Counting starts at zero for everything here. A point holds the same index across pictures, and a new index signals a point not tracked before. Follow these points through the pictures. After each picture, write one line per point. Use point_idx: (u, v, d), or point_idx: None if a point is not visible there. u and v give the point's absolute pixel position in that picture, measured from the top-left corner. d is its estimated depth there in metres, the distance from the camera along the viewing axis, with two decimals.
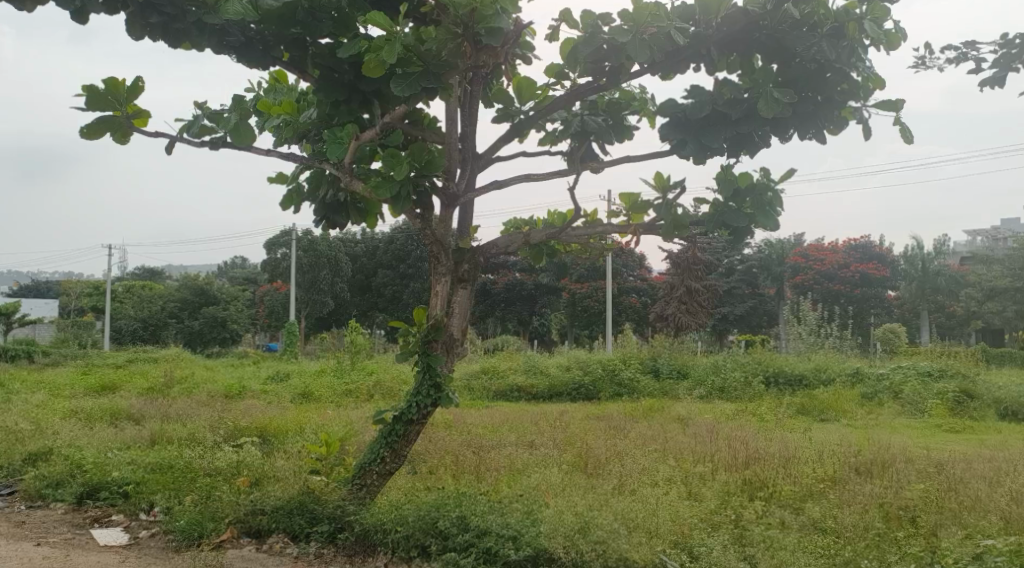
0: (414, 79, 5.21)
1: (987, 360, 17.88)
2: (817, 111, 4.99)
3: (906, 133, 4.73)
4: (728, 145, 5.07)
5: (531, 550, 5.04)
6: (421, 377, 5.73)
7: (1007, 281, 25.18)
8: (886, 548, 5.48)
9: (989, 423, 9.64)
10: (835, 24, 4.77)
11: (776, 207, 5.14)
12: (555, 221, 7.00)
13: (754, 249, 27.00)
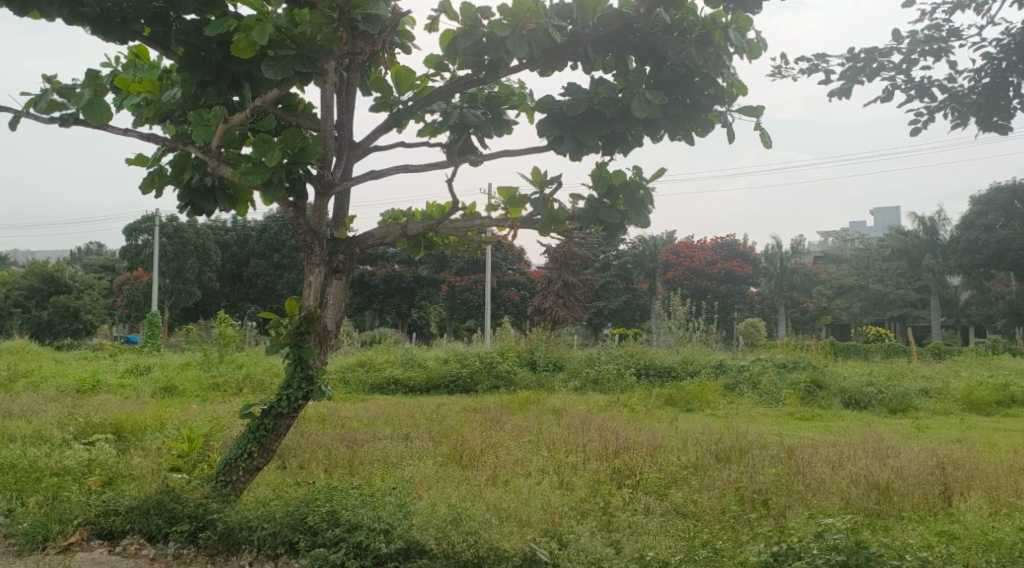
0: (287, 63, 4.89)
1: (836, 353, 19.40)
2: (688, 115, 5.03)
3: (767, 139, 4.96)
4: (604, 144, 5.07)
5: (402, 543, 4.80)
6: (292, 370, 5.41)
7: (853, 282, 30.09)
8: (741, 530, 5.23)
9: (834, 410, 10.42)
10: (702, 32, 4.90)
11: (647, 204, 5.21)
12: (434, 212, 6.37)
13: (629, 245, 27.70)
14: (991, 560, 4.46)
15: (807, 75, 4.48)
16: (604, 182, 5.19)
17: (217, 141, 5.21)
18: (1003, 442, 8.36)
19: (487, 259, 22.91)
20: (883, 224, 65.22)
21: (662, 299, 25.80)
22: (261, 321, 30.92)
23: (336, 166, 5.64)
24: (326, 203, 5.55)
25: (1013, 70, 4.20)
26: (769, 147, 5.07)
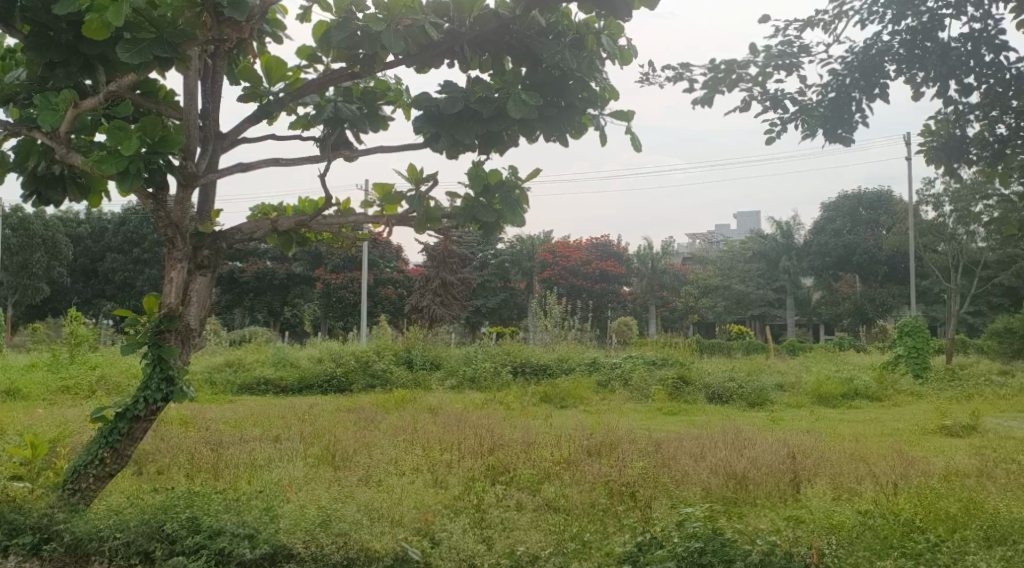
0: (145, 46, 4.22)
1: (700, 350, 20.28)
2: (564, 119, 4.60)
3: (638, 145, 4.58)
4: (479, 145, 4.60)
5: (268, 547, 4.49)
6: (150, 370, 4.65)
7: (717, 280, 30.51)
8: (609, 521, 5.20)
9: (698, 404, 10.87)
10: (575, 35, 4.48)
11: (522, 205, 4.62)
12: (306, 208, 5.32)
13: (506, 244, 28.22)
14: (832, 542, 4.35)
15: (671, 84, 4.34)
16: (479, 183, 4.56)
17: (67, 127, 4.59)
18: (846, 432, 8.84)
19: (365, 251, 22.50)
20: (742, 228, 68.65)
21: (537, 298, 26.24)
22: (116, 319, 29.38)
23: (199, 157, 4.81)
24: (190, 196, 4.74)
25: (856, 86, 4.27)
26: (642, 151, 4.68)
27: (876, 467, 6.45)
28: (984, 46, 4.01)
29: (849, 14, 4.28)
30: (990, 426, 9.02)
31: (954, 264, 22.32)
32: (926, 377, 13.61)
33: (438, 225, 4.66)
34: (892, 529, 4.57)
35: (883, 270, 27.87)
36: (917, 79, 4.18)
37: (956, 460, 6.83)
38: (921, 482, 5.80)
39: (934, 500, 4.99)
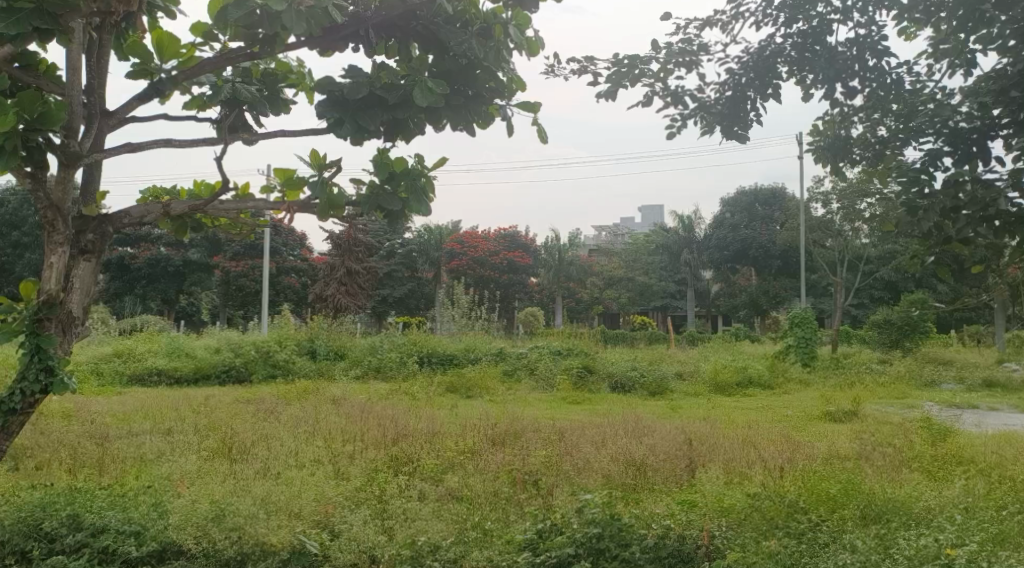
0: (23, 17, 3.99)
1: (605, 340, 20.63)
2: (469, 109, 4.13)
3: (545, 137, 4.03)
4: (386, 132, 4.08)
5: (156, 545, 4.33)
6: (27, 360, 4.40)
7: (622, 272, 30.94)
8: (510, 509, 5.20)
9: (602, 393, 11.02)
10: (482, 24, 4.07)
11: (427, 192, 4.03)
12: (201, 193, 4.95)
13: (413, 233, 27.71)
14: (722, 524, 4.45)
15: (575, 77, 4.31)
16: (386, 171, 3.99)
17: None
18: (740, 419, 9.10)
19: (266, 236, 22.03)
20: (646, 220, 69.94)
21: (442, 288, 26.17)
22: None
23: (83, 136, 4.56)
24: (72, 176, 4.46)
25: (751, 85, 4.35)
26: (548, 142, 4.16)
27: (766, 452, 6.63)
28: (867, 51, 4.10)
29: (745, 15, 4.34)
30: (871, 411, 9.44)
31: (841, 258, 23.21)
32: (813, 366, 14.14)
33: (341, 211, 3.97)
34: (778, 510, 4.69)
35: (777, 261, 28.36)
36: (808, 81, 4.28)
37: (838, 443, 7.09)
38: (807, 465, 6.00)
39: (818, 482, 5.15)
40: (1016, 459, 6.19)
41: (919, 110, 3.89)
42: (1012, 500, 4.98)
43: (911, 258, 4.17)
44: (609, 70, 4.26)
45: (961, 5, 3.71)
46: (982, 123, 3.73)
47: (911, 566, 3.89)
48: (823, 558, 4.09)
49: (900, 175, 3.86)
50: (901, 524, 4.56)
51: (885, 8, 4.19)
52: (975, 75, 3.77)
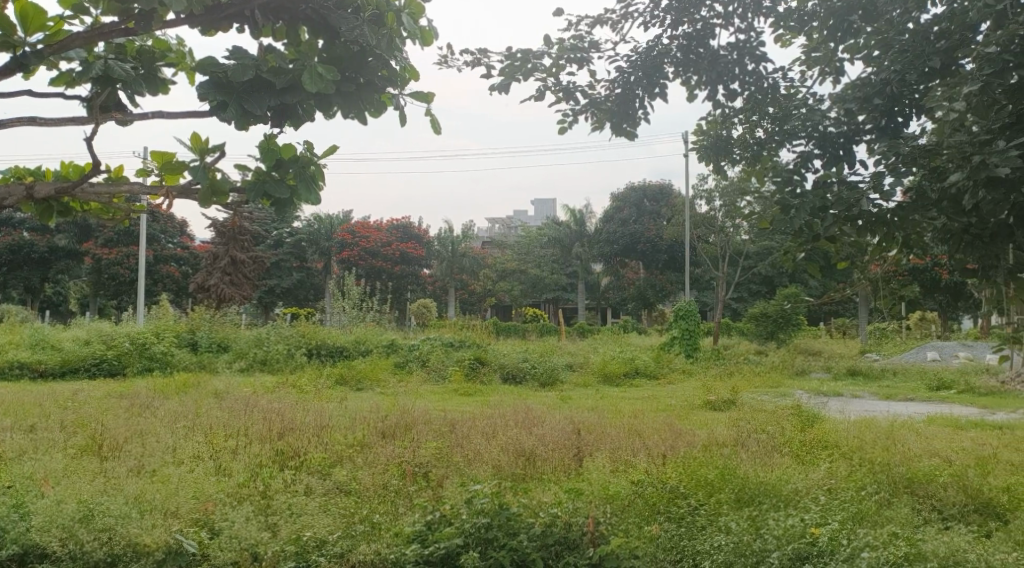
0: None
1: (497, 332, 20.73)
2: (361, 95, 3.26)
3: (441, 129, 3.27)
4: (270, 117, 3.14)
5: (18, 549, 4.09)
6: None
7: (515, 265, 31.22)
8: (400, 502, 5.12)
9: (494, 385, 11.03)
10: (374, 10, 3.23)
11: (319, 183, 3.16)
12: (69, 175, 4.46)
13: (302, 222, 27.32)
14: (607, 510, 4.50)
15: (468, 69, 4.27)
16: (272, 159, 3.09)
17: None
18: (627, 409, 9.27)
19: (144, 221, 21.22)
20: (538, 214, 70.76)
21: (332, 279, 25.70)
22: None
23: None
24: None
25: (640, 84, 4.40)
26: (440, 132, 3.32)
27: (649, 441, 6.75)
28: (747, 56, 4.29)
29: (634, 16, 4.40)
30: (748, 400, 9.76)
31: (722, 253, 23.91)
32: (697, 358, 14.52)
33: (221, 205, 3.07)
34: (660, 496, 4.77)
35: (663, 258, 29.16)
36: (691, 82, 4.41)
37: (716, 431, 7.31)
38: (687, 452, 6.15)
39: (697, 468, 5.27)
40: (876, 443, 6.51)
41: (792, 112, 4.27)
42: (872, 481, 5.23)
43: (785, 254, 4.33)
44: (502, 63, 4.25)
45: (832, 16, 4.25)
46: (848, 128, 4.18)
47: (779, 544, 4.03)
48: (700, 542, 4.18)
49: (775, 175, 4.10)
50: (771, 505, 4.72)
51: (763, 15, 4.40)
52: (842, 83, 4.18)
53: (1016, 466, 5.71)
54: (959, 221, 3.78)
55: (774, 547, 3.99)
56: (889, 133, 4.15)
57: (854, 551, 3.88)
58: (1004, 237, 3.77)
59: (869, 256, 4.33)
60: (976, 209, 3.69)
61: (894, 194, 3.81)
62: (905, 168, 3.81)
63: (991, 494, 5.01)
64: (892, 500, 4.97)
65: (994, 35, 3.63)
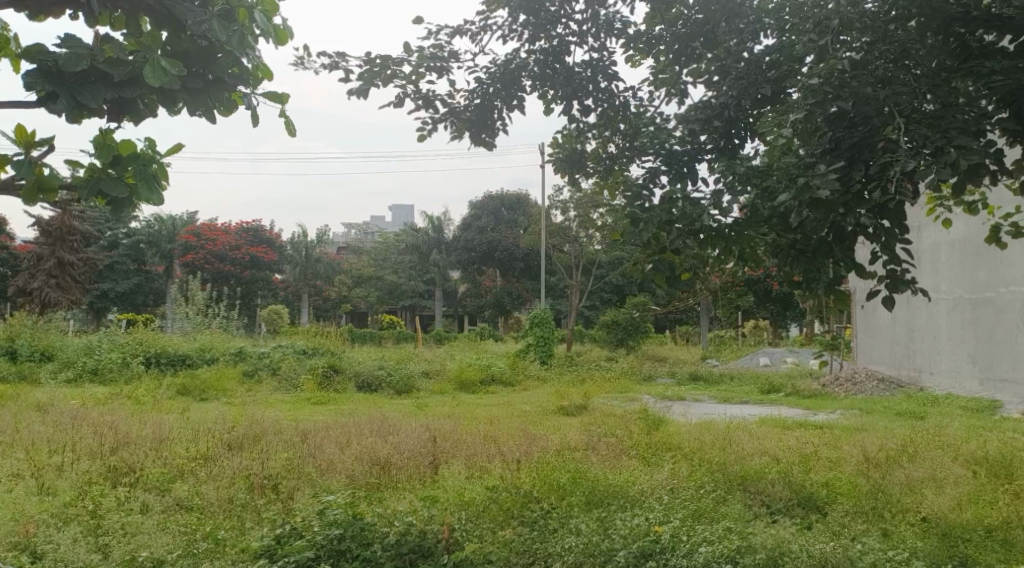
0: None
1: (351, 339, 20.60)
2: (211, 92, 2.93)
3: (294, 132, 3.15)
4: (106, 111, 2.77)
5: None
6: None
7: (371, 271, 31.14)
8: (246, 516, 5.04)
9: (347, 394, 10.92)
10: (223, 4, 2.92)
11: (163, 182, 2.88)
12: None
13: (140, 223, 26.19)
14: (461, 517, 4.60)
15: (325, 72, 4.26)
16: (108, 155, 2.79)
17: None
18: (482, 415, 9.41)
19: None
20: (396, 219, 70.58)
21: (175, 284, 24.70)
22: None
23: None
24: None
25: (498, 96, 4.51)
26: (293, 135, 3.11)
27: (504, 447, 6.87)
28: (599, 74, 4.57)
29: (493, 29, 4.53)
30: (599, 405, 10.07)
31: (576, 264, 24.35)
32: (550, 364, 14.84)
33: (50, 202, 2.77)
34: (513, 501, 4.90)
35: (519, 266, 29.43)
36: (548, 95, 4.62)
37: (569, 435, 7.54)
38: (540, 457, 6.31)
39: (550, 472, 5.44)
40: (714, 443, 6.87)
41: (641, 130, 4.55)
42: (710, 480, 5.54)
43: (634, 265, 4.51)
44: (360, 69, 4.28)
45: (677, 40, 4.51)
46: (692, 147, 4.41)
47: (625, 543, 4.21)
48: (550, 544, 4.31)
49: (626, 189, 4.32)
50: (619, 507, 4.92)
51: (615, 36, 4.62)
52: (686, 104, 4.46)
53: (835, 462, 6.18)
54: (786, 237, 4.10)
55: (620, 545, 4.18)
56: (727, 153, 4.46)
57: (692, 547, 4.12)
58: (824, 253, 4.02)
59: (709, 267, 4.54)
60: (800, 226, 4.00)
61: (731, 211, 4.08)
62: (740, 187, 4.12)
63: (813, 488, 5.42)
64: (727, 497, 5.28)
65: (817, 68, 3.84)
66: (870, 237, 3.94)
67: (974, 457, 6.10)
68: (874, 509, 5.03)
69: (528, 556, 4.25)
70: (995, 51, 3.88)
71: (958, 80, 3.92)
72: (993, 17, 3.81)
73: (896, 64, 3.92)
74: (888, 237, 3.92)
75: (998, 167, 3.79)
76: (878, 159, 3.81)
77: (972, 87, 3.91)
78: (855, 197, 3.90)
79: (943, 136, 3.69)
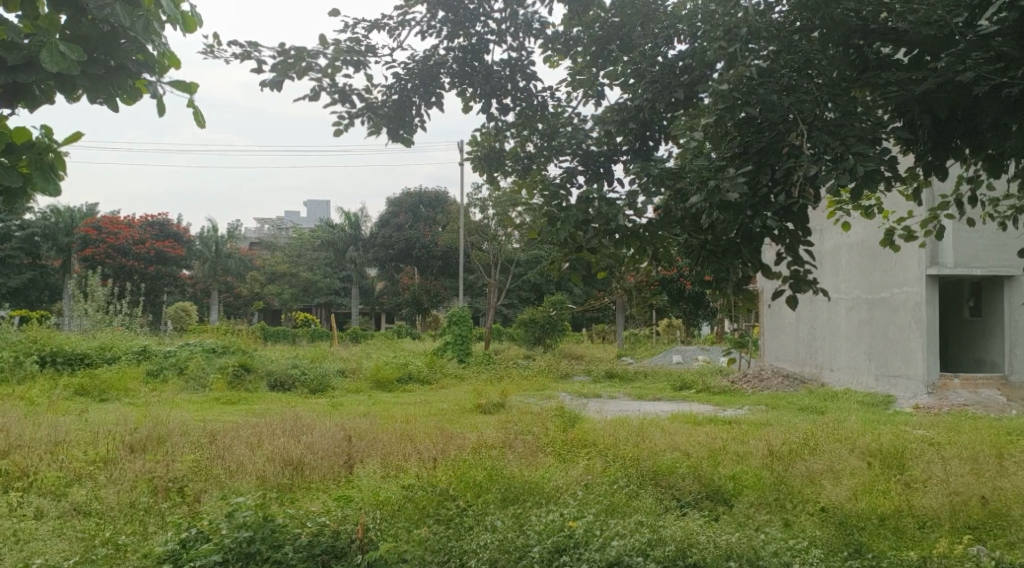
0: None
1: (263, 337, 20.30)
2: (112, 80, 2.86)
3: (202, 123, 3.13)
4: None
5: None
6: None
7: (285, 268, 30.87)
8: (149, 520, 4.94)
9: (258, 393, 10.76)
10: None
11: (60, 172, 2.84)
12: None
13: (37, 215, 25.22)
14: (375, 516, 4.60)
15: (238, 62, 4.20)
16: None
17: None
18: (398, 414, 9.39)
19: None
20: (312, 215, 69.66)
21: (77, 280, 23.86)
22: None
23: None
24: None
25: (416, 92, 4.53)
26: (204, 125, 3.09)
27: (420, 445, 6.89)
28: (519, 73, 4.63)
29: (411, 24, 4.54)
30: (515, 403, 10.16)
31: (494, 262, 24.43)
32: (467, 362, 14.89)
33: None
34: (429, 499, 4.93)
35: (437, 264, 29.31)
36: (467, 93, 4.66)
37: (485, 433, 7.59)
38: (456, 455, 6.35)
39: (466, 470, 5.48)
40: (628, 440, 7.02)
41: (560, 130, 4.63)
42: (622, 475, 5.67)
43: (551, 263, 4.58)
44: (273, 60, 4.23)
45: (593, 43, 4.60)
46: (608, 148, 4.54)
47: (539, 539, 4.27)
48: (464, 542, 4.34)
49: (544, 189, 4.38)
50: (534, 503, 4.98)
51: (534, 36, 4.68)
52: (604, 106, 4.56)
53: (741, 455, 6.40)
54: (697, 239, 4.27)
55: (535, 541, 4.24)
56: (642, 154, 4.57)
57: (605, 541, 4.22)
58: (733, 254, 4.18)
59: (624, 267, 4.64)
60: (712, 227, 4.19)
61: (645, 211, 4.19)
62: (655, 189, 4.21)
63: (720, 481, 5.60)
64: (639, 492, 5.41)
65: (727, 74, 3.95)
66: (776, 239, 4.15)
67: (870, 449, 6.39)
68: (777, 500, 5.24)
69: (443, 554, 4.27)
70: (891, 64, 4.09)
71: (857, 90, 4.12)
72: (890, 30, 4.00)
73: (799, 73, 4.02)
74: (793, 240, 4.13)
75: (892, 173, 3.97)
76: (783, 164, 4.00)
77: (870, 97, 4.08)
78: (762, 199, 4.07)
79: (842, 143, 3.86)
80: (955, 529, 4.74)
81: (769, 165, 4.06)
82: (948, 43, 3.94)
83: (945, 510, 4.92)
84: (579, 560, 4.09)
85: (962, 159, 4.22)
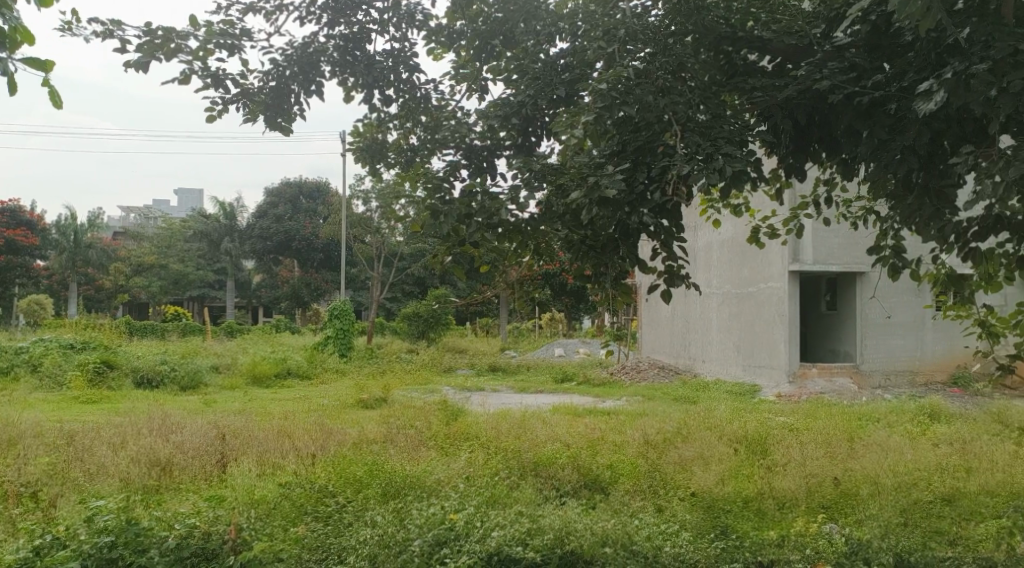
0: None
1: (128, 332, 19.51)
2: None
3: (60, 103, 3.02)
4: None
5: None
6: None
7: (153, 260, 29.64)
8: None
9: (122, 391, 10.35)
10: None
11: None
12: None
13: None
14: (250, 516, 4.52)
15: (100, 40, 4.08)
16: None
17: None
18: (276, 410, 9.22)
19: None
20: (183, 205, 67.20)
21: None
22: None
23: None
24: None
25: (295, 79, 4.47)
26: (61, 106, 2.98)
27: (298, 443, 6.79)
28: (401, 65, 4.64)
29: (289, 9, 4.49)
30: (397, 398, 10.11)
31: (377, 256, 24.17)
32: (348, 357, 14.72)
33: None
34: (308, 497, 4.90)
35: (317, 257, 28.78)
36: (349, 82, 4.64)
37: (367, 428, 7.55)
38: (335, 451, 6.31)
39: (346, 466, 5.46)
40: (510, 432, 7.12)
41: (443, 123, 4.66)
42: (503, 467, 5.76)
43: (433, 257, 4.56)
44: (138, 40, 4.11)
45: (478, 36, 4.66)
46: (491, 142, 4.61)
47: (420, 532, 4.28)
48: (342, 540, 4.33)
49: (427, 182, 4.38)
50: (415, 496, 5.00)
51: (417, 28, 4.70)
52: (487, 101, 4.61)
53: (619, 445, 6.59)
54: (577, 233, 4.39)
55: (416, 535, 4.25)
56: (525, 149, 4.65)
57: (485, 532, 4.29)
58: (612, 249, 4.33)
59: (507, 262, 4.71)
60: (591, 222, 4.30)
61: (528, 206, 4.27)
62: (537, 184, 4.27)
63: (598, 471, 5.76)
64: (518, 483, 5.53)
65: (604, 75, 4.05)
66: (652, 235, 4.24)
67: (738, 436, 6.69)
68: (651, 487, 5.43)
69: (321, 554, 4.25)
70: (757, 70, 4.32)
71: (727, 94, 4.35)
72: (755, 38, 4.25)
73: (674, 75, 4.23)
74: (667, 237, 4.23)
75: (758, 173, 4.17)
76: (658, 163, 4.14)
77: (738, 101, 4.32)
78: (639, 197, 4.17)
79: (712, 144, 4.05)
80: (811, 509, 5.05)
81: (645, 163, 4.21)
82: (808, 52, 4.22)
83: (801, 491, 5.23)
84: (459, 552, 4.15)
85: (818, 162, 4.43)
